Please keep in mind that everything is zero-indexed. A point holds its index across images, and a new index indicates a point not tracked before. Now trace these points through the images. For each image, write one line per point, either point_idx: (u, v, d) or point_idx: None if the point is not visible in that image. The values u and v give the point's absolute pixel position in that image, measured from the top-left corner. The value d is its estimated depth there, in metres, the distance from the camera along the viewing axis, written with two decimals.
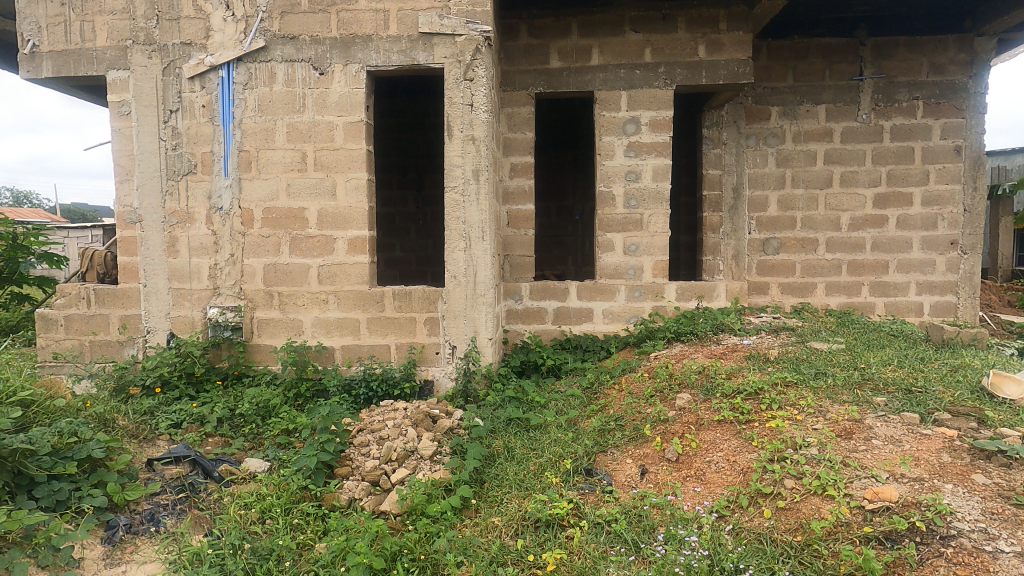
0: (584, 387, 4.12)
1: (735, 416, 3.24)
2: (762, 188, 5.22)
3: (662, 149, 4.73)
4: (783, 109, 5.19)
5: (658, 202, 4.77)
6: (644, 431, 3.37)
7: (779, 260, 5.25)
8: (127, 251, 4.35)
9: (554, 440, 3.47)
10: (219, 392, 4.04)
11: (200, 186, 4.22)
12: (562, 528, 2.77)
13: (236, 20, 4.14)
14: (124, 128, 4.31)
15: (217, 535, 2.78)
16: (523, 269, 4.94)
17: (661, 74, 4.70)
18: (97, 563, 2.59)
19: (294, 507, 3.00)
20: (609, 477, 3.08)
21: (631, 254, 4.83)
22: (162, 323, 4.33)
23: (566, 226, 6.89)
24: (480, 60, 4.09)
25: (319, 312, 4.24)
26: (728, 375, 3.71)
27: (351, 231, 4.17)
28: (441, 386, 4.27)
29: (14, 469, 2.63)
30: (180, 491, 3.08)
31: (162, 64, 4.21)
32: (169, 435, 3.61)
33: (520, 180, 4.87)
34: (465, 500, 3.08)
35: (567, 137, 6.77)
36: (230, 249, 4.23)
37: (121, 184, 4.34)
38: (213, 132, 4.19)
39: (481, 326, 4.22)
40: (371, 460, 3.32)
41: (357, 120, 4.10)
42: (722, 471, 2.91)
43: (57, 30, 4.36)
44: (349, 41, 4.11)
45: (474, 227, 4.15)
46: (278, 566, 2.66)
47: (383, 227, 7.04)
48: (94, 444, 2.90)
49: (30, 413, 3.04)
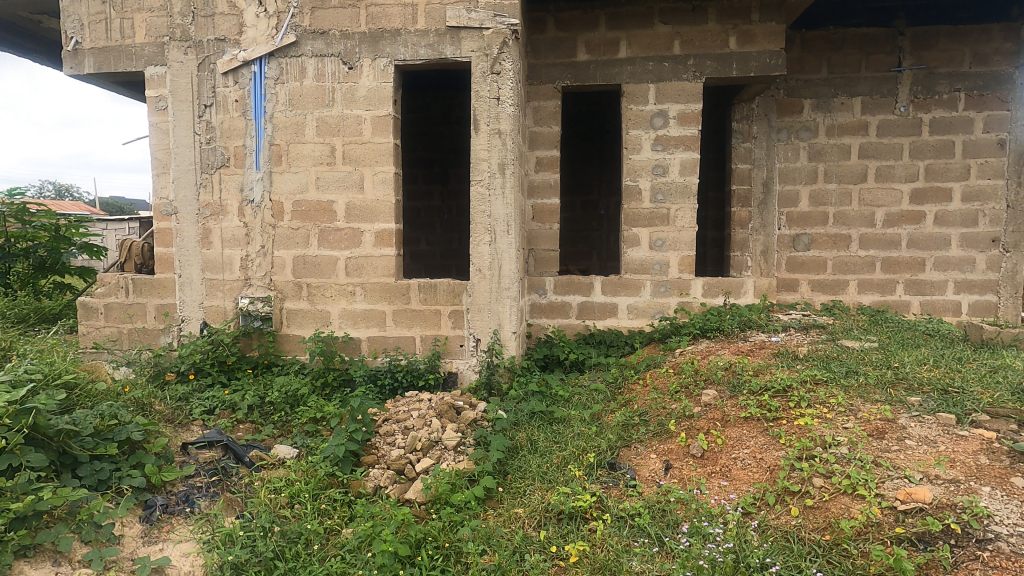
0: (608, 381, 4.11)
1: (763, 413, 3.20)
2: (793, 182, 5.12)
3: (691, 143, 4.67)
4: (816, 102, 5.07)
5: (685, 196, 4.71)
6: (668, 427, 3.34)
7: (810, 257, 5.14)
8: (163, 243, 4.49)
9: (578, 434, 3.47)
10: (250, 380, 4.15)
11: (233, 179, 4.32)
12: (585, 521, 2.78)
13: (268, 16, 4.22)
14: (161, 123, 4.44)
15: (248, 518, 2.85)
16: (548, 264, 4.94)
17: (690, 67, 4.63)
18: (136, 540, 2.66)
19: (322, 493, 3.07)
20: (633, 471, 3.08)
21: (657, 249, 4.79)
22: (196, 313, 4.46)
23: (591, 220, 6.86)
24: (507, 54, 4.09)
25: (347, 303, 4.32)
26: (755, 372, 3.65)
27: (378, 224, 4.22)
28: (465, 379, 4.31)
29: (59, 449, 2.74)
30: (213, 474, 3.17)
31: (197, 60, 4.32)
32: (202, 420, 3.72)
33: (546, 174, 4.87)
34: (488, 490, 3.10)
35: (594, 131, 6.73)
36: (261, 241, 4.33)
37: (158, 177, 4.47)
38: (246, 126, 4.29)
39: (505, 320, 4.24)
40: (396, 450, 3.37)
41: (385, 114, 4.15)
42: (749, 468, 2.88)
43: (99, 28, 4.51)
44: (378, 35, 4.15)
45: (500, 220, 4.16)
46: (307, 549, 2.72)
47: (409, 221, 7.13)
48: (133, 427, 3.01)
49: (74, 395, 3.13)
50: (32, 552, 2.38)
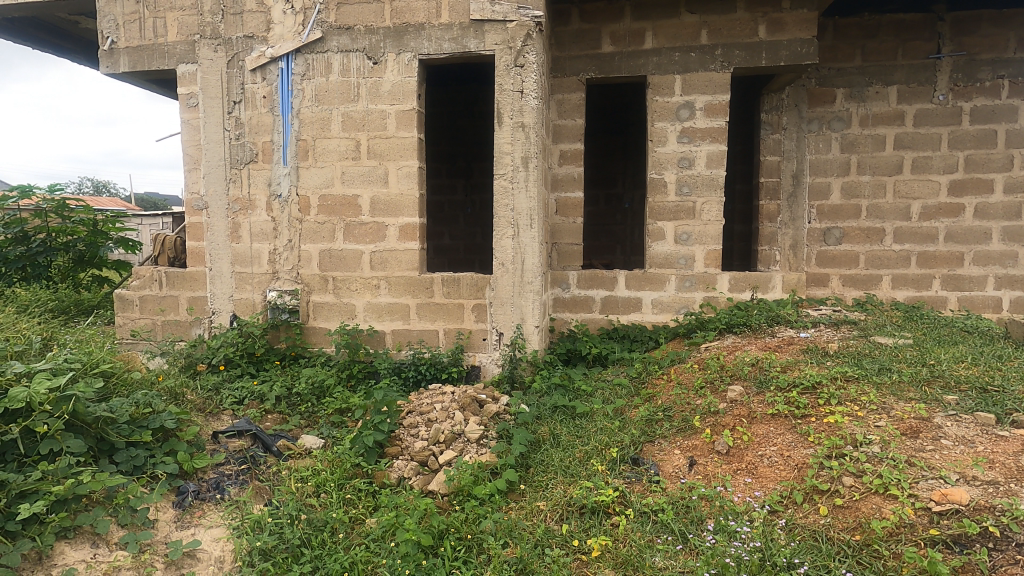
0: (632, 376, 4.07)
1: (791, 410, 3.14)
2: (824, 174, 4.99)
3: (718, 135, 4.58)
4: (849, 91, 4.92)
5: (712, 189, 4.63)
6: (693, 423, 3.29)
7: (842, 251, 5.01)
8: (194, 237, 4.61)
9: (600, 428, 3.45)
10: (278, 371, 4.23)
11: (261, 174, 4.40)
12: (607, 516, 2.77)
13: (295, 13, 4.27)
14: (192, 119, 4.54)
15: (276, 505, 2.92)
16: (571, 258, 4.91)
17: (718, 57, 4.54)
18: (169, 525, 2.74)
19: (347, 483, 3.12)
20: (656, 466, 3.05)
21: (682, 243, 4.72)
22: (226, 305, 4.57)
23: (615, 214, 6.79)
24: (531, 46, 4.07)
25: (371, 297, 4.37)
26: (783, 369, 3.58)
27: (403, 218, 4.26)
28: (488, 372, 4.33)
29: (97, 435, 2.83)
30: (242, 463, 3.25)
31: (227, 57, 4.40)
32: (232, 410, 3.81)
33: (570, 167, 4.83)
34: (511, 483, 3.11)
35: (619, 124, 6.66)
36: (288, 235, 4.40)
37: (190, 172, 4.58)
38: (273, 122, 4.35)
39: (528, 314, 4.24)
40: (420, 441, 3.42)
41: (409, 108, 4.17)
42: (776, 466, 2.83)
43: (133, 27, 4.63)
44: (402, 30, 4.16)
45: (523, 214, 4.15)
46: (332, 538, 2.77)
47: (432, 215, 7.18)
48: (166, 415, 3.11)
49: (111, 384, 3.23)
50: (72, 533, 2.47)
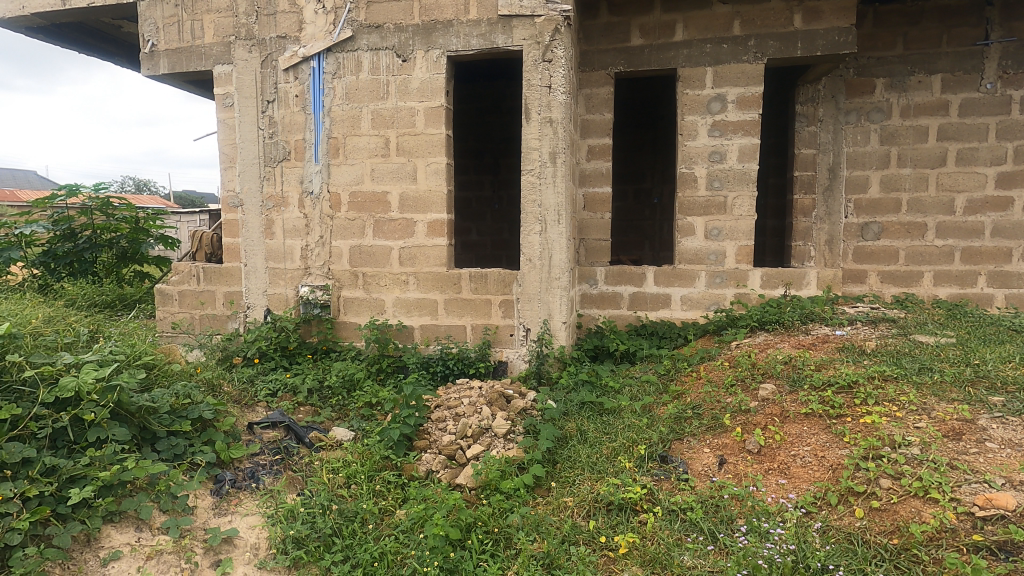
0: (660, 373, 4.02)
1: (825, 409, 3.06)
2: (862, 167, 4.83)
3: (750, 128, 4.48)
4: (889, 81, 4.75)
5: (744, 183, 4.53)
6: (723, 421, 3.24)
7: (880, 247, 4.85)
8: (230, 233, 4.74)
9: (628, 425, 3.43)
10: (310, 365, 4.32)
11: (294, 172, 4.50)
12: (635, 513, 2.76)
13: (326, 12, 4.34)
14: (228, 119, 4.67)
15: (308, 495, 2.99)
16: (599, 253, 4.89)
17: (751, 48, 4.44)
18: (207, 512, 2.83)
19: (377, 475, 3.17)
20: (685, 464, 3.02)
21: (712, 239, 4.64)
22: (260, 300, 4.70)
23: (643, 210, 6.72)
24: (559, 40, 4.04)
25: (400, 292, 4.42)
26: (818, 367, 3.49)
27: (431, 214, 4.29)
28: (515, 368, 4.33)
29: (140, 424, 2.94)
30: (276, 453, 3.34)
31: (261, 57, 4.50)
32: (267, 402, 3.91)
33: (598, 162, 4.79)
34: (538, 478, 3.11)
35: (648, 118, 6.58)
36: (320, 232, 4.49)
37: (225, 170, 4.71)
38: (305, 121, 4.44)
39: (556, 310, 4.23)
40: (448, 435, 3.45)
41: (437, 105, 4.20)
42: (809, 466, 2.77)
43: (172, 30, 4.77)
44: (431, 27, 4.19)
45: (551, 210, 4.14)
46: (362, 528, 2.83)
47: (460, 211, 7.22)
48: (204, 406, 3.22)
49: (153, 375, 3.35)
50: (118, 517, 2.57)
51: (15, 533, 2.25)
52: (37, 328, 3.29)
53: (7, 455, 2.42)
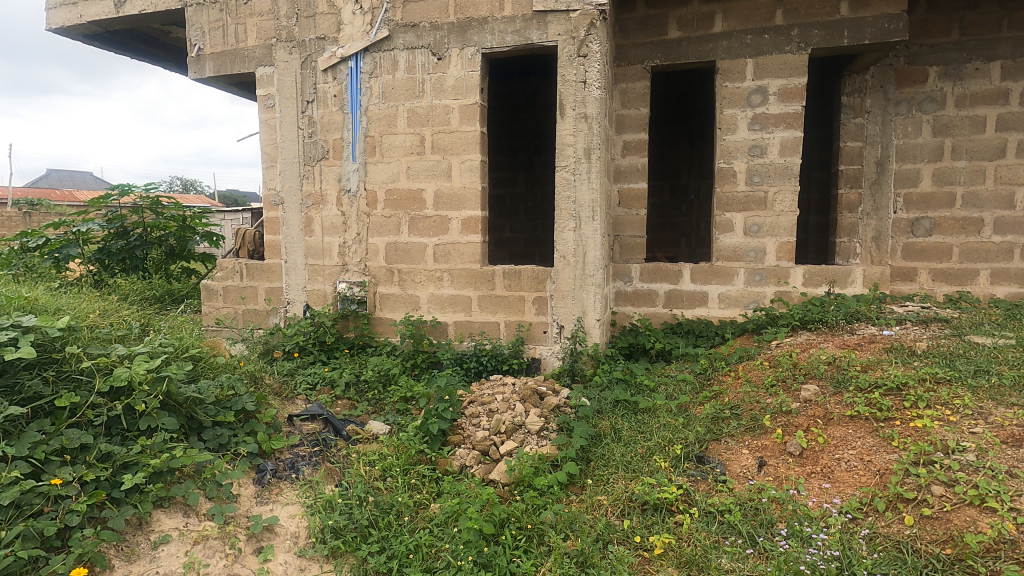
0: (696, 372, 3.94)
1: (872, 412, 2.95)
2: (913, 160, 4.62)
3: (793, 120, 4.34)
4: (943, 69, 4.52)
5: (786, 177, 4.40)
6: (763, 422, 3.16)
7: (932, 243, 4.63)
8: (272, 230, 4.88)
9: (663, 424, 3.37)
10: (347, 359, 4.41)
11: (332, 170, 4.59)
12: (670, 513, 2.71)
13: (364, 13, 4.41)
14: (270, 119, 4.80)
15: (346, 487, 3.06)
16: (634, 250, 4.81)
17: (794, 38, 4.29)
18: (250, 500, 2.92)
19: (412, 468, 3.22)
20: (723, 466, 2.95)
21: (752, 236, 4.52)
22: (300, 296, 4.82)
23: (679, 206, 6.60)
24: (595, 35, 4.00)
25: (434, 289, 4.47)
26: (864, 368, 3.36)
27: (465, 211, 4.32)
28: (548, 365, 4.31)
29: (188, 414, 3.06)
30: (315, 445, 3.42)
31: (301, 59, 4.61)
32: (305, 395, 4.01)
33: (634, 158, 4.72)
34: (571, 476, 3.10)
35: (685, 112, 6.45)
36: (357, 228, 4.58)
37: (267, 169, 4.85)
38: (343, 120, 4.52)
39: (590, 307, 4.20)
40: (481, 431, 3.47)
41: (472, 102, 4.22)
42: (854, 471, 2.68)
43: (217, 34, 4.93)
44: (465, 25, 4.21)
45: (585, 206, 4.11)
46: (398, 520, 2.87)
47: (494, 208, 7.25)
48: (247, 398, 3.33)
49: (199, 367, 3.48)
50: (167, 503, 2.68)
51: (74, 514, 2.37)
52: (93, 321, 3.46)
53: (66, 441, 2.54)
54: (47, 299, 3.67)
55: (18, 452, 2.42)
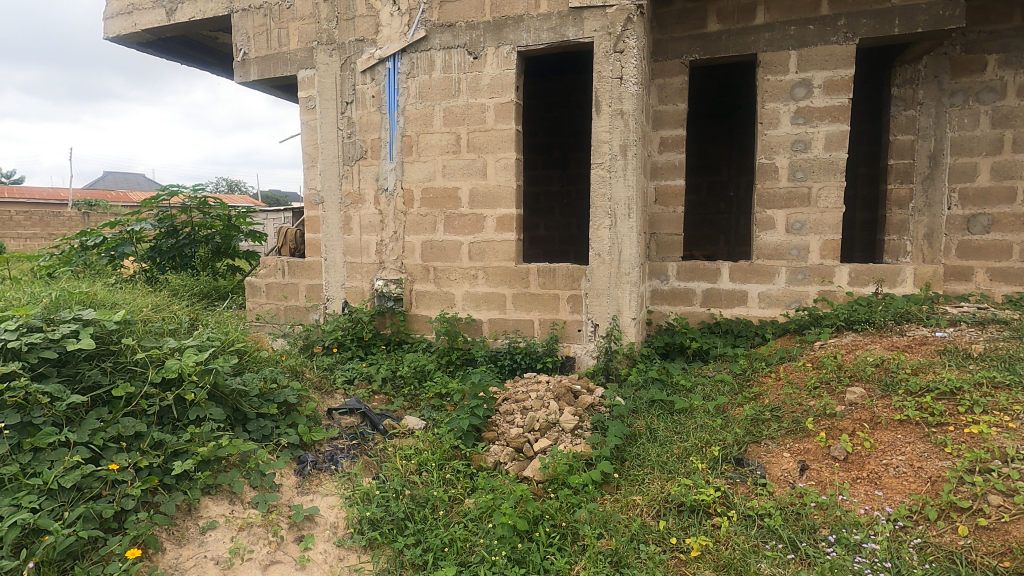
0: (735, 373, 3.85)
1: (923, 416, 2.83)
2: (970, 153, 4.39)
3: (839, 113, 4.19)
4: (1004, 57, 4.28)
5: (831, 173, 4.26)
6: (805, 425, 3.06)
7: (990, 241, 4.39)
8: (312, 229, 5.01)
9: (701, 425, 3.30)
10: (383, 355, 4.49)
11: (370, 169, 4.68)
12: (708, 516, 2.66)
13: (401, 14, 4.48)
14: (310, 120, 4.92)
15: (383, 480, 3.12)
16: (671, 249, 4.74)
17: (840, 28, 4.14)
18: (291, 490, 3.01)
19: (447, 463, 3.25)
20: (763, 469, 2.87)
21: (794, 233, 4.39)
22: (339, 293, 4.93)
23: (718, 203, 6.46)
24: (632, 30, 3.95)
25: (469, 287, 4.50)
26: (915, 371, 3.22)
27: (500, 209, 4.33)
28: (583, 363, 4.30)
29: (234, 406, 3.17)
30: (353, 438, 3.50)
31: (340, 61, 4.71)
32: (344, 389, 4.10)
33: (671, 154, 4.64)
34: (606, 475, 3.08)
35: (725, 107, 6.31)
36: (394, 227, 4.65)
37: (308, 170, 4.98)
38: (381, 120, 4.61)
39: (625, 305, 4.16)
40: (515, 428, 3.49)
41: (507, 101, 4.23)
42: (904, 477, 2.58)
43: (261, 39, 5.09)
44: (502, 23, 4.22)
45: (621, 204, 4.07)
46: (433, 514, 2.91)
47: (529, 207, 7.25)
48: (289, 392, 3.44)
49: (244, 360, 3.62)
50: (215, 490, 2.80)
51: (129, 498, 2.49)
52: (147, 315, 3.63)
53: (122, 429, 2.67)
54: (105, 294, 3.86)
55: (79, 438, 2.55)
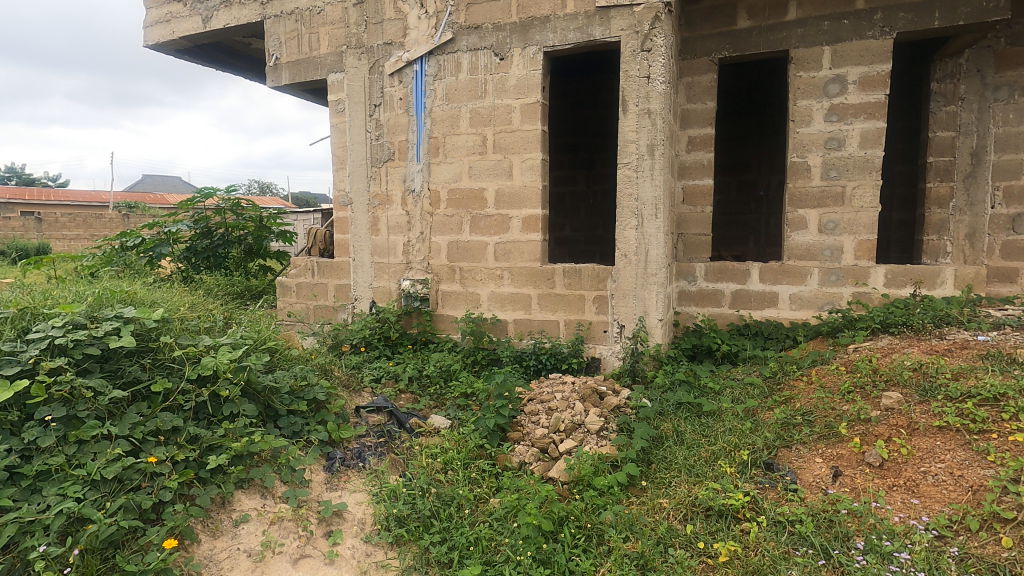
0: (765, 376, 3.77)
1: (964, 423, 2.74)
2: (1015, 149, 4.21)
3: (875, 110, 4.08)
4: None
5: (866, 171, 4.14)
6: (839, 430, 2.99)
7: None
8: (341, 230, 5.09)
9: (729, 429, 3.25)
10: (410, 355, 4.54)
11: (398, 171, 4.74)
12: (736, 521, 2.62)
13: (429, 17, 4.52)
14: (340, 123, 5.01)
15: (409, 478, 3.15)
16: (699, 249, 4.67)
17: (877, 22, 4.03)
18: (321, 486, 3.07)
19: (472, 462, 3.27)
20: (794, 474, 2.81)
21: (827, 233, 4.28)
22: (367, 293, 5.00)
23: (748, 203, 6.35)
24: (659, 29, 3.92)
25: (495, 287, 4.52)
26: (955, 376, 3.11)
27: (526, 210, 4.34)
28: (608, 365, 4.27)
29: (266, 402, 3.26)
30: (380, 436, 3.55)
31: (369, 64, 4.79)
32: (371, 387, 4.15)
33: (699, 153, 4.58)
34: (632, 477, 3.05)
35: (755, 105, 6.20)
36: (421, 227, 4.70)
37: (337, 171, 5.06)
38: (408, 122, 4.66)
39: (652, 307, 4.12)
40: (540, 429, 3.48)
41: (534, 101, 4.23)
42: (943, 486, 2.51)
43: (293, 44, 5.20)
44: (528, 24, 4.23)
45: (648, 204, 4.03)
46: (459, 512, 2.93)
47: (554, 207, 7.24)
48: (318, 389, 3.50)
49: (276, 358, 3.70)
50: (247, 484, 2.87)
51: (167, 490, 2.57)
52: (183, 314, 3.74)
53: (160, 424, 2.77)
54: (144, 293, 4.00)
55: (120, 432, 2.65)
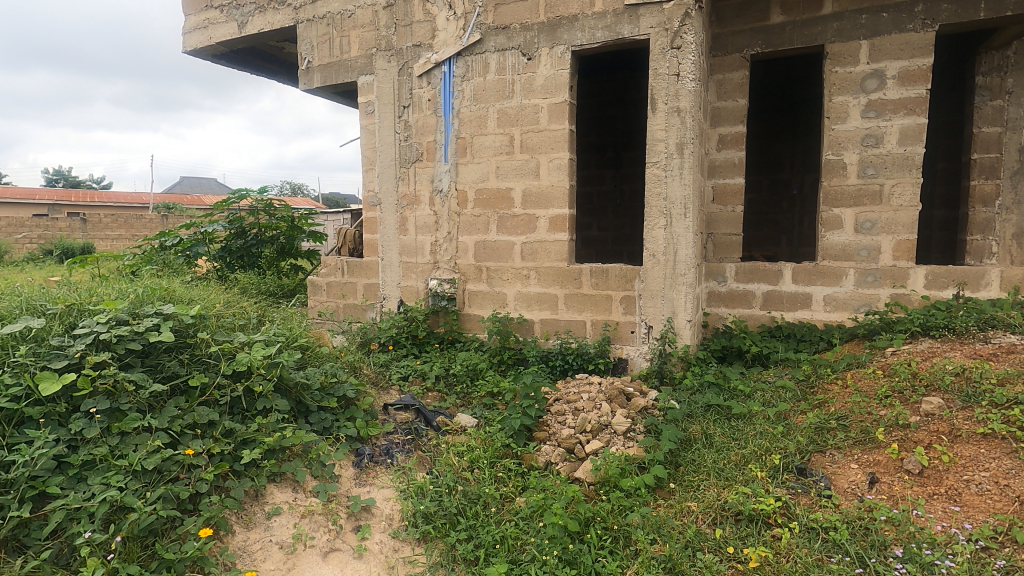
0: (798, 379, 3.68)
1: (1010, 431, 2.64)
2: None
3: (915, 106, 3.94)
4: None
5: (905, 169, 4.01)
6: (875, 435, 2.90)
7: None
8: (370, 230, 5.17)
9: (760, 432, 3.18)
10: (437, 353, 4.58)
11: (426, 171, 4.79)
12: (767, 526, 2.57)
13: (457, 18, 4.56)
14: (369, 125, 5.08)
15: (436, 475, 3.18)
16: (729, 249, 4.59)
17: (917, 15, 3.90)
18: (349, 481, 3.12)
19: (498, 461, 3.29)
20: (828, 480, 2.74)
21: (864, 233, 4.16)
22: (395, 292, 5.07)
23: (780, 202, 6.21)
24: (689, 26, 3.87)
25: (522, 286, 4.52)
26: (1000, 382, 2.99)
27: (553, 210, 4.33)
28: (636, 366, 4.23)
29: (297, 398, 3.33)
30: (407, 433, 3.59)
31: (398, 66, 4.85)
32: (399, 385, 4.20)
33: (730, 152, 4.50)
34: (659, 480, 3.02)
35: (789, 102, 6.06)
36: (448, 227, 4.74)
37: (367, 172, 5.13)
38: (436, 123, 4.70)
39: (680, 307, 4.06)
40: (567, 429, 3.47)
41: (561, 101, 4.22)
42: (987, 495, 2.43)
43: (324, 47, 5.30)
44: (556, 24, 4.22)
45: (677, 203, 3.98)
46: (485, 511, 2.95)
47: (581, 207, 7.21)
48: (348, 386, 3.56)
49: (307, 355, 3.78)
50: (279, 478, 2.94)
51: (203, 482, 2.66)
52: (219, 311, 3.85)
53: (197, 417, 2.86)
54: (182, 291, 4.14)
55: (160, 424, 2.74)
